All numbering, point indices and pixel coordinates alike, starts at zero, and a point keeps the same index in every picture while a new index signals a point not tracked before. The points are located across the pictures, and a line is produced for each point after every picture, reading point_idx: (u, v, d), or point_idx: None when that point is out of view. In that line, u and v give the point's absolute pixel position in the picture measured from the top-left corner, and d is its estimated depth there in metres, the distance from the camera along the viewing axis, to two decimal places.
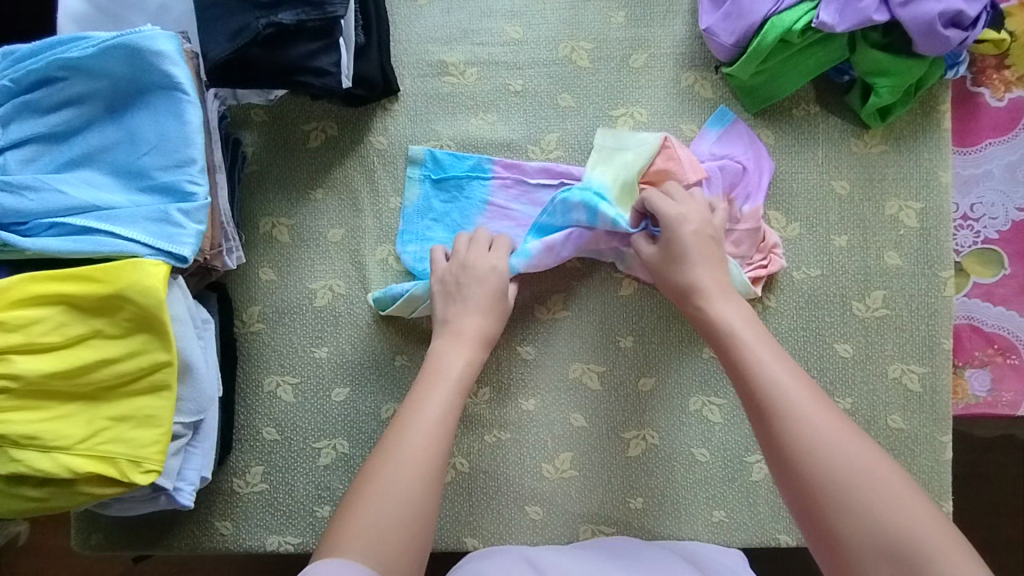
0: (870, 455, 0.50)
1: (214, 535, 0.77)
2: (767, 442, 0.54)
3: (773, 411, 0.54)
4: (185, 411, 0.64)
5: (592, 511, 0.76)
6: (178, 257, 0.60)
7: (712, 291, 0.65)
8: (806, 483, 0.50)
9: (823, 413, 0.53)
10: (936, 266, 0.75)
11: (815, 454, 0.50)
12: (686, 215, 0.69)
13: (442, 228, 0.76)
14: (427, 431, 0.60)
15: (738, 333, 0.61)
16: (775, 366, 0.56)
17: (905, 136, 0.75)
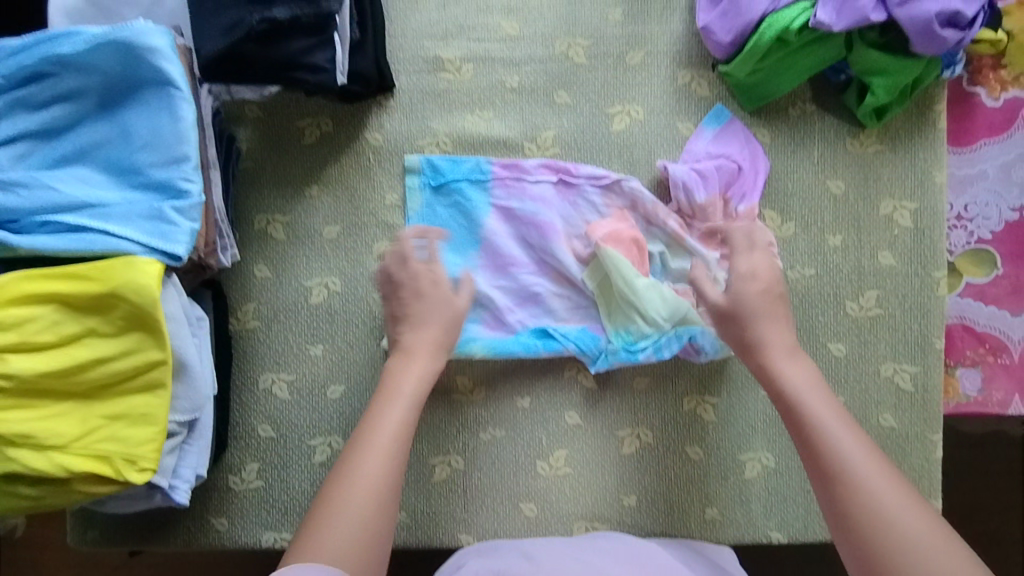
0: (933, 528, 0.51)
1: (210, 532, 0.77)
2: (835, 511, 0.55)
3: (840, 479, 0.55)
4: (180, 409, 0.64)
5: (586, 508, 0.77)
6: (172, 256, 0.60)
7: (776, 346, 0.64)
8: (870, 549, 0.52)
9: (889, 486, 0.54)
10: (930, 266, 0.75)
11: (885, 522, 0.52)
12: (757, 273, 0.67)
13: (450, 234, 0.76)
14: (383, 451, 0.59)
15: (806, 398, 0.61)
16: (843, 433, 0.57)
17: (901, 136, 0.75)
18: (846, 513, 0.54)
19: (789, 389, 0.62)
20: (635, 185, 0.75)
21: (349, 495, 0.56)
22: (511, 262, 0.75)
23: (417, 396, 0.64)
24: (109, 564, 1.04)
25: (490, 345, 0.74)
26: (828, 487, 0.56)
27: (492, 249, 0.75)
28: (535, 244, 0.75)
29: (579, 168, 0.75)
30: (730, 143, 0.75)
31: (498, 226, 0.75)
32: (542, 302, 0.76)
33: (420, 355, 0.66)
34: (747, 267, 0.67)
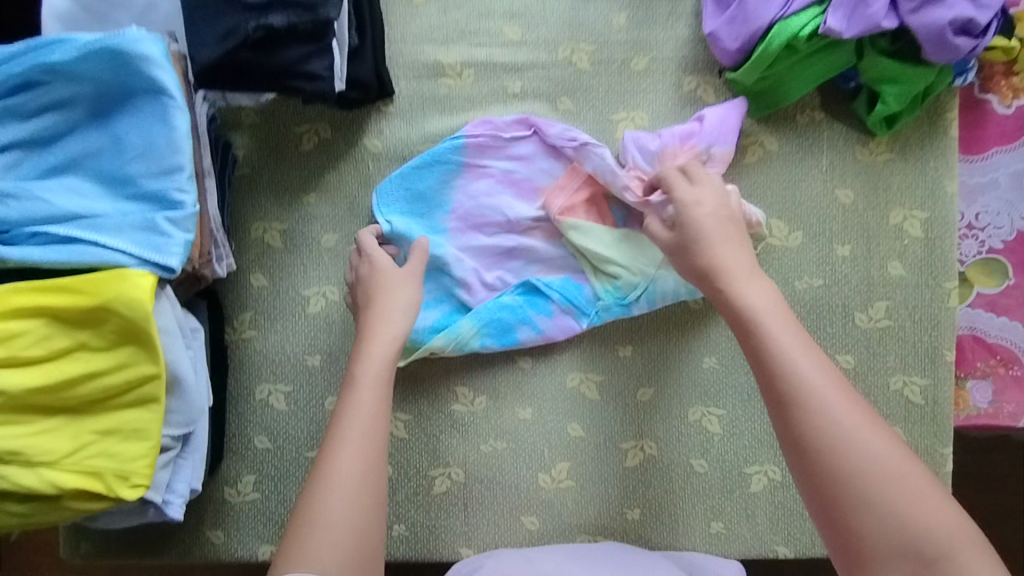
0: (889, 449, 0.49)
1: (207, 544, 0.76)
2: (791, 437, 0.51)
3: (799, 405, 0.51)
4: (174, 423, 0.63)
5: (589, 521, 0.76)
6: (165, 268, 0.58)
7: (734, 272, 0.60)
8: (828, 479, 0.49)
9: (848, 408, 0.50)
10: (941, 277, 0.73)
11: (843, 445, 0.49)
12: (705, 199, 0.65)
13: (423, 202, 0.75)
14: (356, 451, 0.57)
15: (762, 317, 0.56)
16: (802, 355, 0.53)
17: (912, 144, 0.74)
18: (804, 442, 0.50)
19: (746, 311, 0.57)
20: (603, 147, 0.72)
21: (328, 495, 0.54)
22: (487, 222, 0.75)
23: (386, 387, 0.61)
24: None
25: (477, 324, 0.73)
26: (786, 413, 0.51)
27: (463, 212, 0.75)
28: (510, 204, 0.74)
29: (554, 125, 0.74)
30: (730, 126, 0.71)
31: (474, 187, 0.75)
32: (518, 256, 0.75)
33: (381, 341, 0.64)
34: (692, 196, 0.65)
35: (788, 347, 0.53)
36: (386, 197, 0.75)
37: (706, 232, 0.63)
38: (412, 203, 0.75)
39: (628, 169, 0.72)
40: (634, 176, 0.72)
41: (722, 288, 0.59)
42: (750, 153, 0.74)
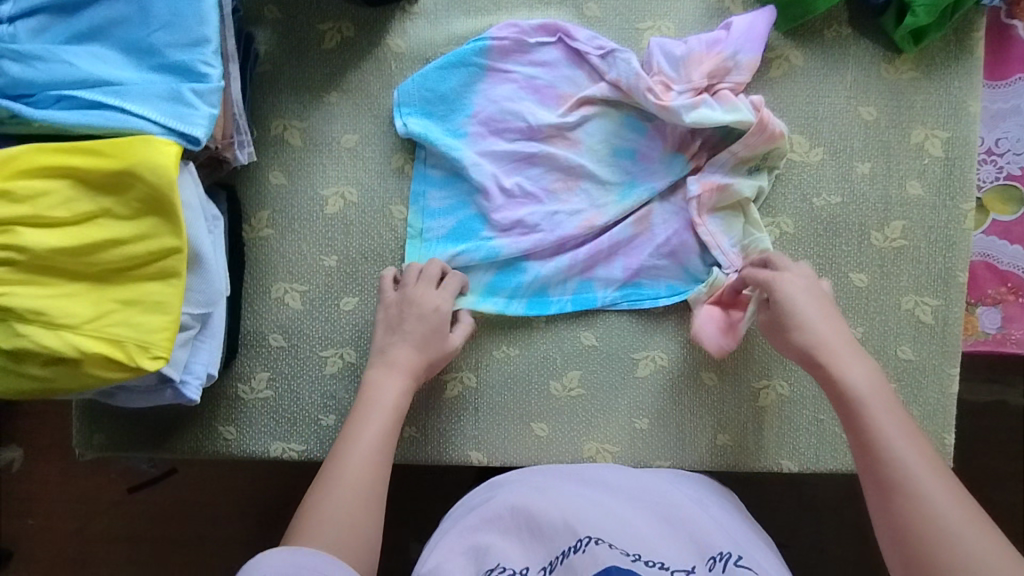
0: (991, 541, 0.51)
1: (218, 440, 0.77)
2: (886, 519, 0.55)
3: (899, 494, 0.55)
4: (194, 302, 0.63)
5: (598, 430, 0.76)
6: (190, 139, 0.58)
7: (838, 352, 0.63)
8: (922, 562, 0.52)
9: (950, 501, 0.53)
10: (959, 197, 0.74)
11: (944, 538, 0.52)
12: (795, 286, 0.67)
13: (446, 107, 0.74)
14: (364, 456, 0.63)
15: (867, 403, 0.60)
16: (903, 446, 0.57)
17: (937, 63, 0.73)
18: (902, 528, 0.54)
19: (855, 394, 0.61)
20: (629, 56, 0.72)
21: (336, 491, 0.60)
22: (508, 127, 0.74)
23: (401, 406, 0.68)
24: (107, 498, 1.21)
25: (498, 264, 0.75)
26: (888, 499, 0.55)
27: (485, 117, 0.74)
28: (531, 110, 0.74)
29: (579, 31, 0.74)
30: (757, 35, 0.71)
31: (496, 92, 0.74)
32: (539, 164, 0.75)
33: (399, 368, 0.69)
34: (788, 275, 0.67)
35: (890, 437, 0.58)
36: (407, 97, 0.74)
37: (803, 308, 0.66)
38: (432, 105, 0.74)
39: (653, 75, 0.72)
40: (658, 82, 0.71)
41: (827, 369, 0.63)
42: (776, 66, 0.74)
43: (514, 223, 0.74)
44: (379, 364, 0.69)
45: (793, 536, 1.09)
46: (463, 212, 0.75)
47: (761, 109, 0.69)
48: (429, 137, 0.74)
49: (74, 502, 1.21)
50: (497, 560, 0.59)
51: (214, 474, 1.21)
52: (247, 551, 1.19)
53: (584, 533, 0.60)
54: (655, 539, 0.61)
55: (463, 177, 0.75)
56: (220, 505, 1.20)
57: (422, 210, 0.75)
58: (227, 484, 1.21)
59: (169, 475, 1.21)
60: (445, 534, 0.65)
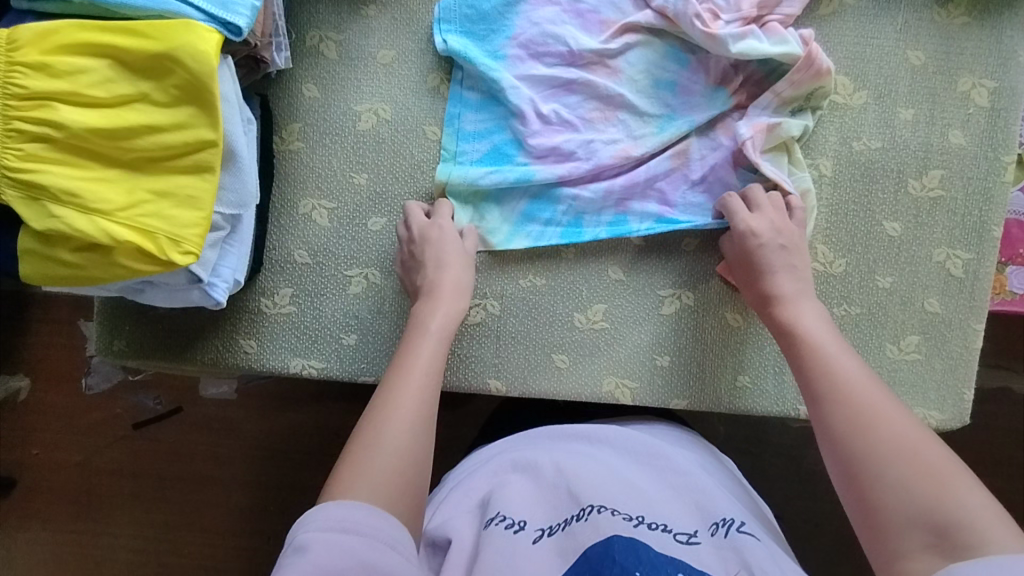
0: (916, 432, 0.53)
1: (238, 353, 0.76)
2: (823, 426, 0.57)
3: (828, 399, 0.58)
4: (226, 202, 0.62)
5: (619, 364, 0.76)
6: (232, 28, 0.58)
7: (787, 293, 0.67)
8: (850, 456, 0.54)
9: (879, 399, 0.56)
10: (1000, 150, 0.73)
11: (867, 430, 0.54)
12: (762, 230, 0.69)
13: (487, 27, 0.73)
14: (413, 393, 0.61)
15: (809, 330, 0.64)
16: (843, 359, 0.60)
17: (991, 9, 0.72)
18: (837, 426, 0.56)
19: (800, 327, 0.64)
20: None
21: (386, 428, 0.58)
22: (549, 51, 0.73)
23: (446, 337, 0.68)
24: (112, 432, 1.21)
25: (532, 195, 0.75)
26: (823, 410, 0.58)
27: (525, 39, 0.73)
28: (574, 34, 0.73)
29: None
30: None
31: (539, 14, 0.73)
32: (577, 91, 0.73)
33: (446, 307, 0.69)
34: (760, 222, 0.69)
35: (829, 353, 0.61)
36: (448, 13, 0.73)
37: (765, 257, 0.68)
38: (473, 24, 0.73)
39: (701, 3, 0.71)
40: (706, 10, 0.70)
41: (776, 307, 0.67)
42: (826, 5, 0.73)
43: (550, 151, 0.73)
44: (425, 298, 0.70)
45: (787, 506, 1.12)
46: (497, 136, 0.74)
47: (810, 44, 0.69)
48: (467, 53, 0.72)
49: (79, 434, 1.21)
50: (498, 509, 0.59)
51: (221, 413, 1.21)
52: (250, 490, 1.20)
53: (585, 501, 0.58)
54: (659, 499, 0.60)
55: (499, 100, 0.73)
56: (226, 443, 1.21)
57: (455, 132, 0.74)
58: (234, 422, 1.21)
59: (175, 414, 1.22)
60: (455, 487, 0.66)
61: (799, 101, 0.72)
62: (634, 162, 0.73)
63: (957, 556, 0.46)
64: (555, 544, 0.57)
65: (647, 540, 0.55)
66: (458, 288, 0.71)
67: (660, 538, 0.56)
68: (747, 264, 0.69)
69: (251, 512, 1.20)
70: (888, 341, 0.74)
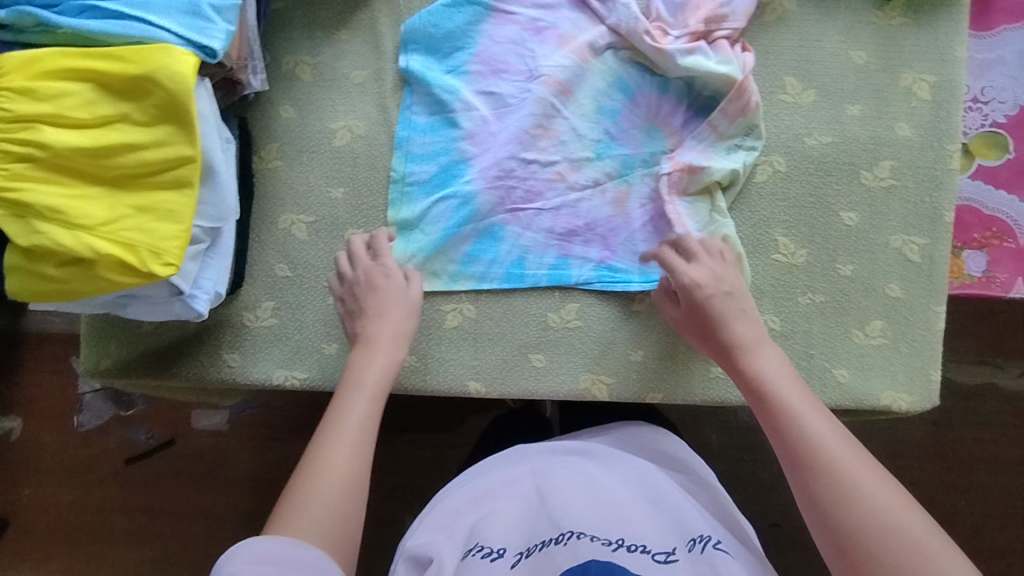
0: (902, 506, 0.53)
1: (222, 366, 0.78)
2: (806, 493, 0.56)
3: (807, 465, 0.57)
4: (205, 216, 0.65)
5: (594, 362, 0.78)
6: (206, 51, 0.61)
7: (748, 343, 0.66)
8: (841, 532, 0.53)
9: (857, 463, 0.55)
10: (945, 139, 0.76)
11: (854, 503, 0.53)
12: (705, 280, 0.69)
13: (451, 47, 0.78)
14: (346, 448, 0.61)
15: (775, 383, 0.63)
16: (816, 419, 0.59)
17: (925, 9, 0.77)
18: (822, 499, 0.55)
19: (766, 378, 0.64)
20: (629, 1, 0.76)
21: (318, 484, 0.58)
22: (509, 69, 0.78)
23: (382, 388, 0.67)
24: (108, 466, 1.22)
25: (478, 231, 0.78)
26: (806, 475, 0.56)
27: (486, 56, 0.78)
28: (533, 52, 0.77)
29: None
30: None
31: (500, 33, 0.78)
32: (539, 104, 0.77)
33: (384, 365, 0.68)
34: (700, 274, 0.69)
35: (801, 410, 0.60)
36: (412, 34, 0.77)
37: (714, 310, 0.68)
38: (437, 44, 0.77)
39: (652, 20, 0.76)
40: (656, 27, 0.75)
41: (739, 359, 0.66)
42: (770, 12, 0.77)
43: (495, 171, 0.77)
44: (362, 346, 0.70)
45: (786, 508, 1.12)
46: (445, 157, 0.77)
47: (747, 74, 0.74)
48: (427, 77, 0.77)
49: (73, 470, 1.22)
50: (476, 539, 0.61)
51: (214, 444, 1.21)
52: (246, 520, 1.19)
53: (564, 526, 0.60)
54: (639, 520, 0.61)
55: (451, 122, 0.77)
56: (220, 472, 1.21)
57: (405, 155, 0.78)
58: (226, 451, 1.21)
59: (167, 446, 1.22)
60: (438, 504, 0.66)
61: (735, 140, 0.76)
62: (571, 185, 0.78)
63: None
64: (532, 566, 0.58)
65: (624, 563, 0.56)
66: (398, 339, 0.71)
67: (639, 561, 0.57)
68: (698, 318, 0.70)
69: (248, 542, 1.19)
70: (853, 328, 0.77)
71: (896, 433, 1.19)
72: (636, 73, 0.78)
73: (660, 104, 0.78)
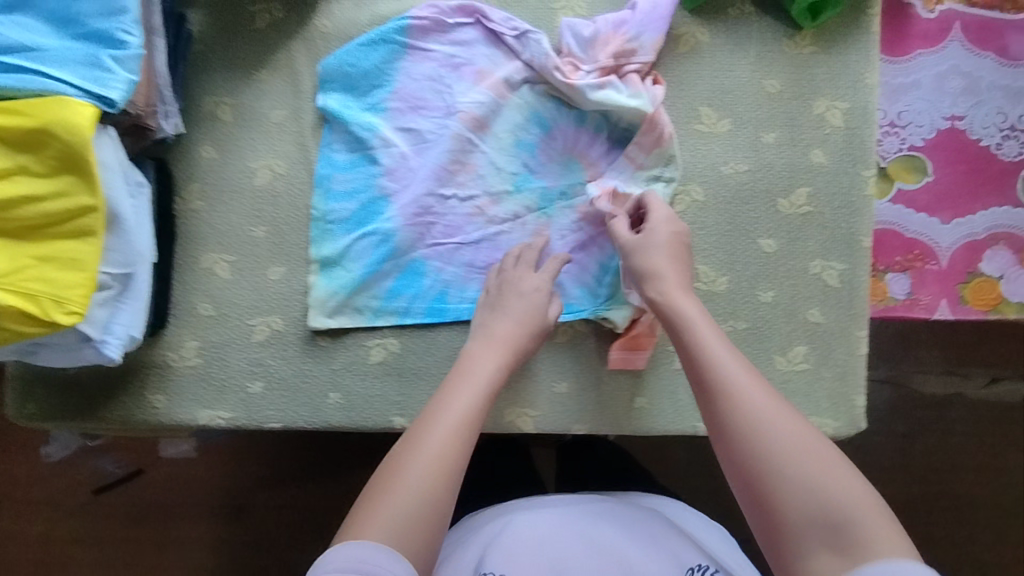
0: (799, 426, 0.51)
1: (147, 408, 0.78)
2: (714, 421, 0.55)
3: (716, 394, 0.55)
4: (113, 262, 0.65)
5: (518, 395, 0.77)
6: (108, 102, 0.62)
7: (670, 283, 0.66)
8: (744, 457, 0.51)
9: (763, 394, 0.53)
10: (860, 165, 0.77)
11: (756, 427, 0.52)
12: (661, 219, 0.71)
13: (369, 85, 0.78)
14: (448, 436, 0.58)
15: (689, 320, 0.62)
16: (722, 351, 0.58)
17: (836, 37, 0.78)
18: (727, 425, 0.53)
19: (682, 317, 0.63)
20: (542, 38, 0.77)
21: (406, 471, 0.55)
22: (427, 106, 0.78)
23: (493, 390, 0.64)
24: (76, 500, 1.20)
25: (400, 266, 0.78)
26: (714, 404, 0.55)
27: (404, 94, 0.78)
28: (450, 89, 0.78)
29: (495, 12, 0.78)
30: (659, 21, 0.76)
31: (417, 71, 0.79)
32: (457, 141, 0.78)
33: (488, 360, 0.67)
34: (655, 215, 0.71)
35: (711, 343, 0.59)
36: (329, 73, 0.78)
37: (659, 239, 0.70)
38: (354, 82, 0.78)
39: (563, 56, 0.77)
40: (567, 62, 0.76)
41: (659, 299, 0.66)
42: (683, 43, 0.78)
43: (414, 208, 0.78)
44: (481, 341, 0.69)
45: None
46: (365, 194, 0.78)
47: (658, 106, 0.75)
48: (346, 114, 0.78)
49: (37, 504, 1.20)
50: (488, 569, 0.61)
51: (182, 472, 1.20)
52: (216, 550, 1.19)
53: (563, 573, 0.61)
54: (634, 551, 0.62)
55: (370, 159, 0.78)
56: (187, 504, 1.19)
57: (326, 192, 0.78)
58: (193, 482, 1.20)
59: (136, 476, 1.20)
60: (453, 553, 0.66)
61: (655, 171, 0.77)
62: (491, 219, 0.78)
63: (858, 556, 0.45)
64: None
65: None
66: (512, 341, 0.70)
67: None
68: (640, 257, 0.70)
69: (215, 574, 1.18)
70: (776, 354, 0.77)
71: (867, 444, 1.17)
72: (552, 107, 0.78)
73: (577, 137, 0.79)
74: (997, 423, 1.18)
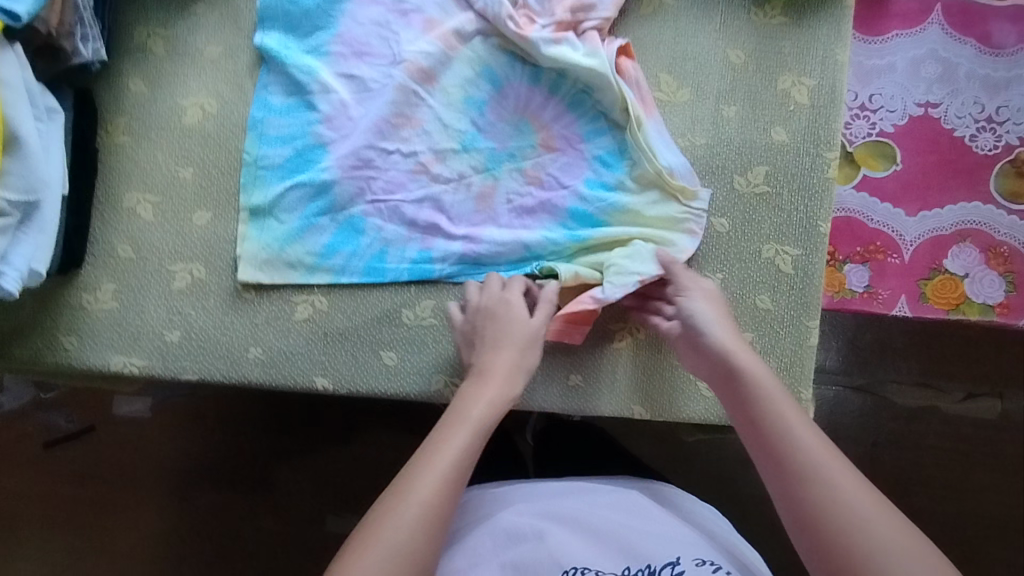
0: (878, 506, 0.52)
1: (57, 351, 0.74)
2: (791, 506, 0.54)
3: (791, 477, 0.55)
4: (13, 188, 0.62)
5: (447, 364, 0.73)
6: (11, 15, 0.58)
7: (734, 344, 0.64)
8: (826, 546, 0.52)
9: (852, 480, 0.53)
10: (823, 146, 0.73)
11: (840, 515, 0.52)
12: (705, 287, 0.68)
13: (312, 26, 0.74)
14: (436, 485, 0.55)
15: (750, 390, 0.60)
16: (803, 425, 0.57)
17: (806, 9, 0.74)
18: (807, 513, 0.53)
19: (746, 387, 0.61)
20: None
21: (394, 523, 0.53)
22: (371, 52, 0.74)
23: (489, 430, 0.61)
24: (26, 452, 1.14)
25: (336, 221, 0.73)
26: (787, 489, 0.55)
27: (349, 38, 0.74)
28: (397, 36, 0.74)
29: None
30: None
31: (364, 14, 0.74)
32: (402, 91, 0.74)
33: (493, 394, 0.63)
34: (699, 285, 0.68)
35: (788, 416, 0.57)
36: (270, 11, 0.74)
37: (697, 309, 0.66)
38: (296, 22, 0.74)
39: (519, 8, 0.74)
40: (523, 14, 0.73)
41: (725, 366, 0.63)
42: (647, 4, 0.75)
43: (352, 160, 0.73)
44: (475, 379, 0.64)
45: None
46: (301, 141, 0.74)
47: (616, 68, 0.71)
48: (286, 56, 0.74)
49: None
50: None
51: (136, 432, 1.14)
52: (162, 518, 1.12)
53: (567, 563, 0.59)
54: (639, 536, 0.61)
55: (308, 104, 0.74)
56: (133, 465, 1.13)
57: (261, 139, 0.74)
58: (145, 442, 1.14)
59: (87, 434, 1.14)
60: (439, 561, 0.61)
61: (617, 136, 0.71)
62: (434, 177, 0.74)
63: None
64: None
65: None
66: (513, 372, 0.65)
67: None
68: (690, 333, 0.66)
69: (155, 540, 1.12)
70: None
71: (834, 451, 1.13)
72: (504, 62, 0.74)
73: (531, 96, 0.74)
74: (971, 440, 1.12)
